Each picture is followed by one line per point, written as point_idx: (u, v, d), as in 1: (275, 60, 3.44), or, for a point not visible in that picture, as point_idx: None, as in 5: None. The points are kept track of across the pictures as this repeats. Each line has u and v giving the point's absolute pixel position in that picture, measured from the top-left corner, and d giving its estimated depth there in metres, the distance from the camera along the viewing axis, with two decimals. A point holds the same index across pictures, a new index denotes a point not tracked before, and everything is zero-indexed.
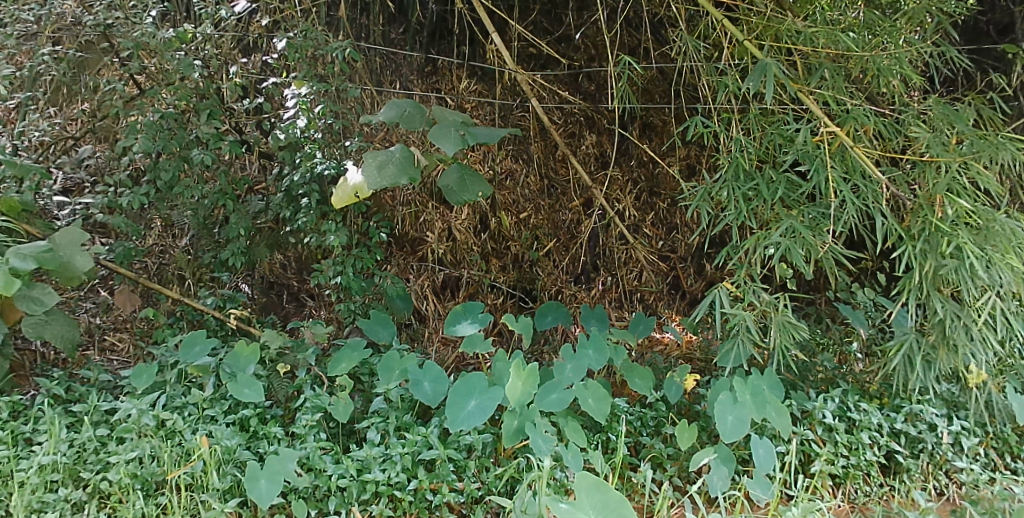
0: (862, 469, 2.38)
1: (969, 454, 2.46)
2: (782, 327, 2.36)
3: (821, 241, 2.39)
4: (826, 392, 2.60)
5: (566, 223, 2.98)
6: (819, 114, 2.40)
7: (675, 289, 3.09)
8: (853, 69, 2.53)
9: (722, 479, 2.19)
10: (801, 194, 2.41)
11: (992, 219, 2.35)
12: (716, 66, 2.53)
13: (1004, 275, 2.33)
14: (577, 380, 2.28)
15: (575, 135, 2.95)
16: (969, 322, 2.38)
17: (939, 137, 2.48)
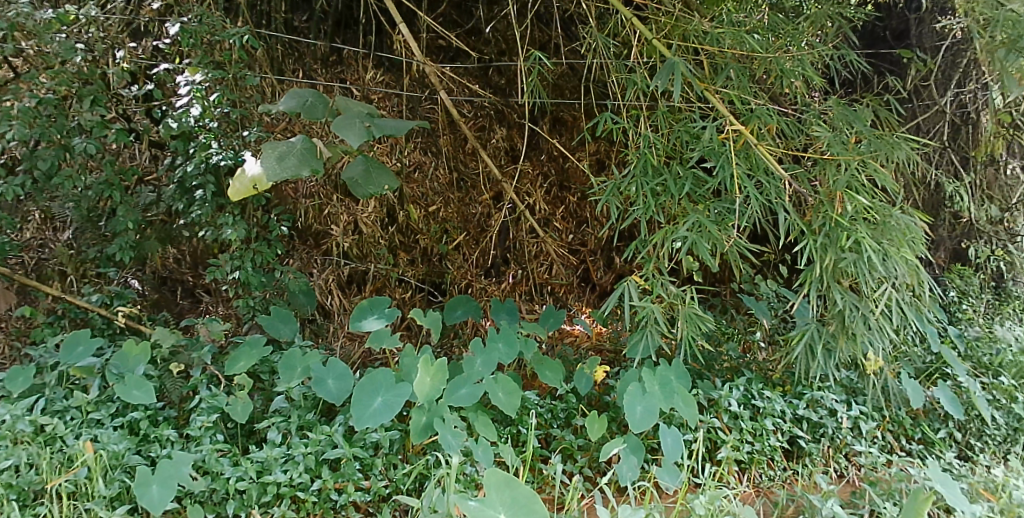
0: (765, 454, 2.46)
1: (867, 437, 2.56)
2: (689, 319, 2.39)
3: (726, 235, 2.43)
4: (731, 381, 2.66)
5: (476, 216, 2.98)
6: (724, 112, 2.45)
7: (585, 281, 3.15)
8: (756, 70, 2.58)
9: (631, 469, 2.23)
10: (706, 190, 2.47)
11: (888, 215, 2.44)
12: (625, 63, 2.56)
13: (898, 267, 2.43)
14: (488, 374, 2.27)
15: (485, 129, 2.94)
16: (867, 312, 2.46)
17: (839, 137, 2.56)
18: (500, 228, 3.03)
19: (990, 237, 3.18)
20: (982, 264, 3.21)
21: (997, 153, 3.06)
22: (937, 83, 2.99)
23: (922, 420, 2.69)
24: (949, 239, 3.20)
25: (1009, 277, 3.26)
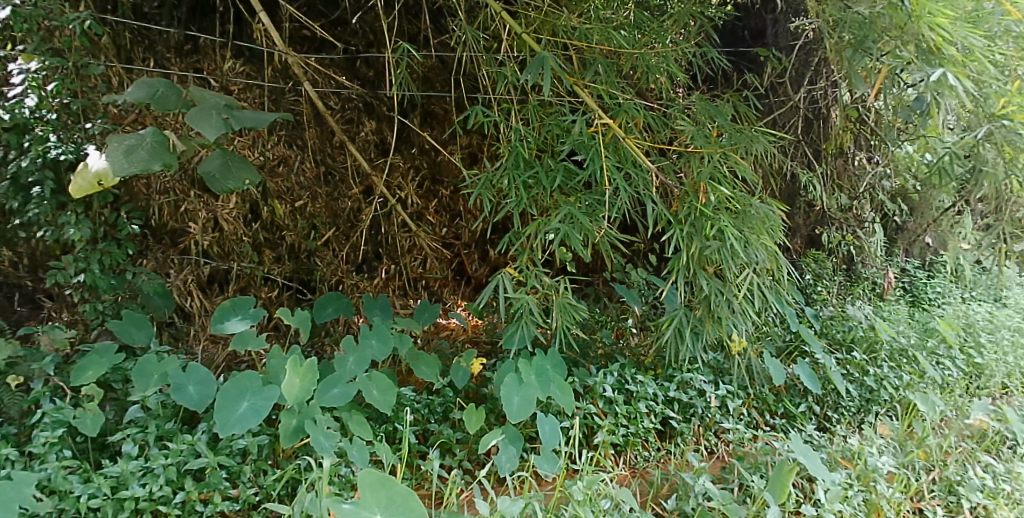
0: (640, 436, 2.54)
1: (734, 414, 2.70)
2: (563, 308, 2.46)
3: (597, 226, 2.50)
4: (605, 367, 2.73)
5: (346, 211, 2.90)
6: (593, 107, 2.49)
7: (460, 274, 3.20)
8: (623, 65, 2.65)
9: (510, 460, 2.26)
10: (577, 182, 2.50)
11: (748, 204, 2.57)
12: (495, 57, 2.57)
13: (758, 253, 2.56)
14: (361, 372, 2.28)
15: (353, 121, 2.88)
16: (731, 296, 2.58)
17: (701, 130, 2.66)
18: (371, 222, 2.96)
19: (840, 224, 3.47)
20: (834, 248, 3.50)
21: (845, 145, 3.31)
22: (792, 79, 3.15)
23: (784, 396, 2.87)
24: (804, 226, 3.48)
25: (858, 259, 3.59)
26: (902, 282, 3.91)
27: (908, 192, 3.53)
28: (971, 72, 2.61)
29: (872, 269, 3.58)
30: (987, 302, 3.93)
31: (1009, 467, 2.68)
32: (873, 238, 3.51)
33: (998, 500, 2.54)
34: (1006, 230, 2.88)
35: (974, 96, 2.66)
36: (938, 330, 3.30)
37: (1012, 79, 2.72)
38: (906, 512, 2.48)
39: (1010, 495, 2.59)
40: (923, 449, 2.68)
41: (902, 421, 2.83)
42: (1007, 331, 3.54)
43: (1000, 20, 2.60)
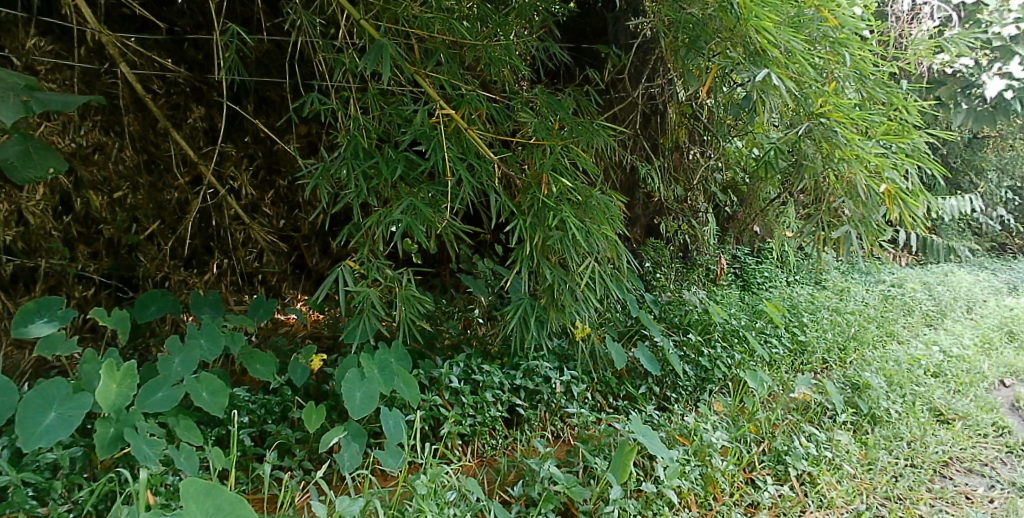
0: (487, 425, 2.61)
1: (578, 398, 2.80)
2: (407, 300, 2.51)
3: (440, 217, 2.51)
4: (452, 358, 2.77)
5: (172, 203, 2.79)
6: (435, 97, 2.49)
7: (300, 267, 3.14)
8: (466, 56, 2.64)
9: (352, 456, 2.33)
10: (419, 172, 2.50)
11: (589, 195, 2.62)
12: (332, 43, 2.53)
13: (599, 243, 2.62)
14: (189, 374, 2.21)
15: (179, 107, 2.72)
16: (574, 285, 2.63)
17: (543, 123, 2.71)
18: (201, 214, 2.86)
19: (677, 214, 3.67)
20: (671, 237, 3.74)
21: (680, 140, 3.44)
22: (630, 76, 3.27)
23: (626, 379, 3.00)
24: (644, 215, 3.66)
25: (693, 247, 3.86)
26: (732, 268, 4.22)
27: (737, 186, 3.74)
28: (793, 73, 2.77)
29: (706, 257, 3.87)
30: (806, 285, 4.34)
31: (830, 435, 2.98)
32: (705, 227, 3.75)
33: (821, 466, 2.81)
34: (824, 219, 3.10)
35: (796, 95, 2.86)
36: (766, 312, 3.58)
37: (829, 81, 2.91)
38: (739, 483, 2.68)
39: (831, 460, 2.87)
40: (754, 423, 2.91)
41: (733, 397, 3.03)
42: (823, 311, 3.92)
43: (819, 26, 2.81)
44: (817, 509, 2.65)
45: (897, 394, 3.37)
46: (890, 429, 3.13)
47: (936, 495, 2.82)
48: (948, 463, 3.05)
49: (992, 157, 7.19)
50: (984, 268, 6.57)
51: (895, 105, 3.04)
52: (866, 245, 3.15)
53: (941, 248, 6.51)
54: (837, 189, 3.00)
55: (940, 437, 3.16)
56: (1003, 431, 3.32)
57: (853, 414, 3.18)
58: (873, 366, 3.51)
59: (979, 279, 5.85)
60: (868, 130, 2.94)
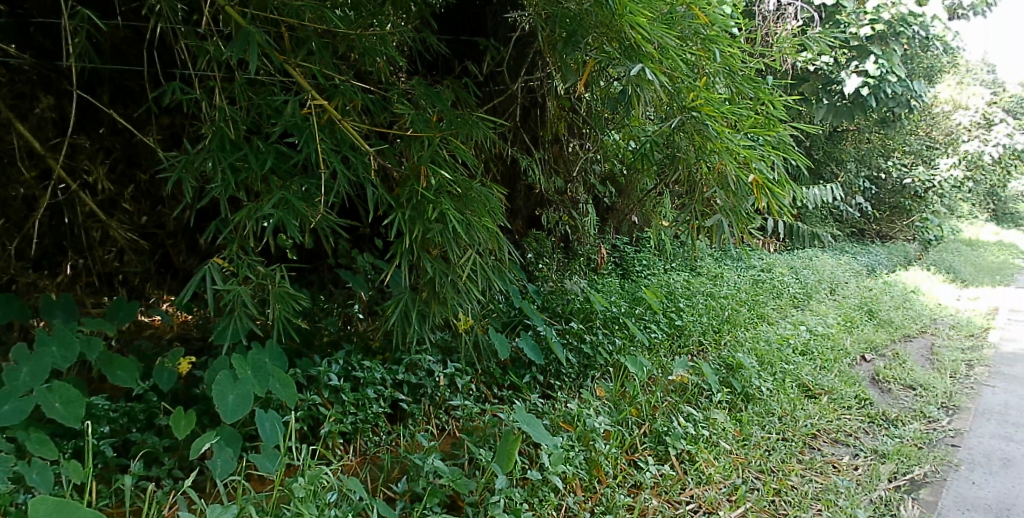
0: (369, 422, 2.60)
1: (463, 390, 2.82)
2: (281, 298, 2.43)
3: (314, 211, 2.45)
4: (331, 355, 2.71)
5: (17, 200, 2.59)
6: (306, 88, 2.41)
7: (165, 266, 2.99)
8: (339, 45, 2.57)
9: (226, 462, 2.25)
10: (291, 164, 2.45)
11: (469, 187, 2.62)
12: (195, 29, 2.39)
13: (480, 235, 2.62)
14: (39, 384, 2.06)
15: (25, 96, 2.53)
16: (455, 278, 2.63)
17: (421, 115, 2.68)
18: (51, 211, 2.68)
19: (557, 205, 3.79)
20: (552, 228, 3.85)
21: (559, 133, 3.52)
22: (509, 69, 3.24)
23: (509, 370, 3.04)
24: (525, 207, 3.74)
25: (574, 237, 4.00)
26: (612, 257, 4.34)
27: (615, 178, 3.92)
28: (665, 68, 2.79)
29: (586, 247, 4.03)
30: (683, 271, 4.59)
31: (707, 414, 3.12)
32: (584, 218, 3.93)
33: (700, 444, 2.94)
34: (697, 208, 3.23)
35: (669, 89, 2.90)
36: (644, 299, 3.74)
37: (699, 77, 2.96)
38: (623, 465, 2.76)
39: (709, 438, 3.01)
40: (635, 406, 3.02)
41: (615, 382, 3.14)
42: (698, 296, 4.12)
43: (691, 23, 2.83)
44: (696, 485, 2.77)
45: (768, 372, 3.59)
46: (762, 405, 3.33)
47: (806, 465, 3.01)
48: (816, 436, 3.28)
49: (851, 150, 8.02)
50: (842, 252, 7.33)
51: (761, 100, 3.18)
52: (737, 232, 3.32)
53: (805, 234, 7.17)
54: (709, 179, 3.13)
55: (807, 412, 3.39)
56: (864, 402, 3.65)
57: (728, 393, 3.35)
58: (746, 346, 3.72)
59: (840, 262, 6.35)
60: (737, 123, 3.06)
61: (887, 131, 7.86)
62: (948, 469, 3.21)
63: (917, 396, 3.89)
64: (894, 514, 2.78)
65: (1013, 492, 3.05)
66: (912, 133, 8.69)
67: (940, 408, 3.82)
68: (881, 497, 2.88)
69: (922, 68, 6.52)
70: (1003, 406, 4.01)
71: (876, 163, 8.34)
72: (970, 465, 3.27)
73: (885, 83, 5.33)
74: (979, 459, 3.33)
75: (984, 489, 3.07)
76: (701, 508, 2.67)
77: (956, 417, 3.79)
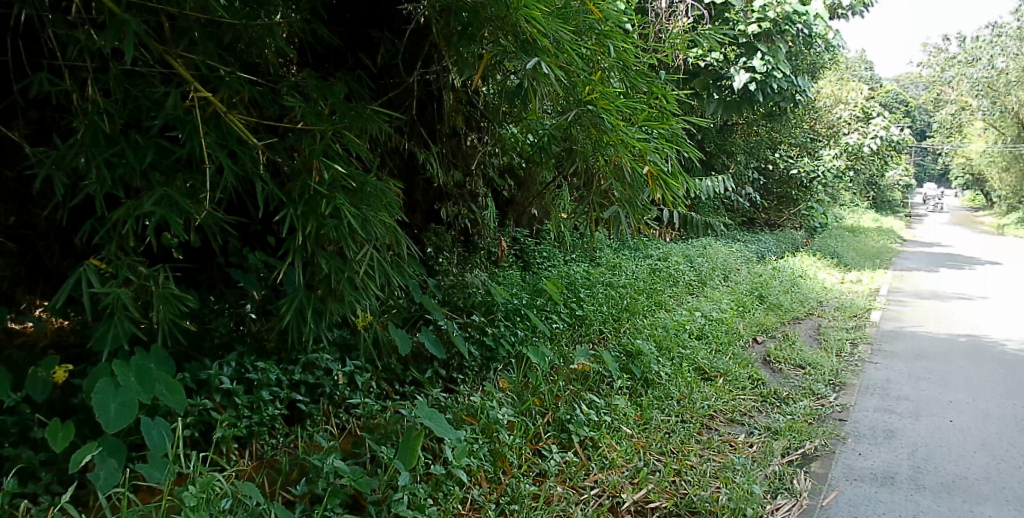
0: (265, 425, 2.54)
1: (362, 389, 2.82)
2: (166, 300, 2.30)
3: (199, 208, 2.34)
4: (222, 357, 2.61)
5: None
6: (188, 79, 2.28)
7: (35, 271, 2.70)
8: (224, 35, 2.45)
9: (110, 474, 2.13)
10: (173, 159, 2.33)
11: (364, 182, 2.57)
12: (63, 16, 2.22)
13: (377, 230, 2.57)
14: None
15: None
16: (352, 274, 2.57)
17: (312, 108, 2.61)
18: None
19: (457, 199, 3.73)
20: (453, 222, 3.78)
21: (457, 126, 3.50)
22: (404, 61, 3.20)
23: (410, 366, 3.03)
24: (423, 201, 3.64)
25: (474, 231, 3.94)
26: (513, 250, 4.40)
27: (515, 170, 3.98)
28: (561, 63, 2.82)
29: (487, 240, 4.05)
30: (582, 262, 4.77)
31: (608, 401, 3.21)
32: (484, 211, 3.92)
33: (602, 430, 3.01)
34: (595, 201, 3.36)
35: (565, 84, 2.91)
36: (545, 290, 3.83)
37: (595, 71, 2.98)
38: (527, 455, 2.79)
39: (611, 424, 3.09)
40: (537, 396, 3.08)
41: (517, 374, 3.20)
42: (598, 286, 4.24)
43: (585, 18, 2.82)
44: (599, 470, 2.83)
45: (666, 358, 3.73)
46: (660, 390, 3.45)
47: (704, 445, 3.13)
48: (713, 416, 3.42)
49: (741, 142, 8.38)
50: (733, 240, 7.74)
51: (654, 94, 3.26)
52: (633, 222, 3.42)
53: (699, 224, 7.41)
54: (606, 171, 3.19)
55: (704, 394, 3.54)
56: (757, 382, 3.85)
57: (628, 379, 3.46)
58: (644, 333, 3.87)
59: (732, 250, 6.67)
60: (631, 117, 3.11)
61: (775, 125, 8.30)
62: (836, 442, 3.41)
63: (806, 374, 4.13)
64: (788, 487, 2.93)
65: (895, 459, 3.26)
66: (798, 126, 9.20)
67: (827, 385, 4.06)
68: (775, 472, 3.02)
69: (805, 64, 6.89)
70: (885, 381, 4.30)
71: (767, 155, 8.81)
72: (856, 438, 3.48)
73: (772, 79, 5.59)
74: (864, 431, 3.55)
75: (869, 458, 3.27)
76: (604, 492, 2.72)
77: (843, 393, 4.04)
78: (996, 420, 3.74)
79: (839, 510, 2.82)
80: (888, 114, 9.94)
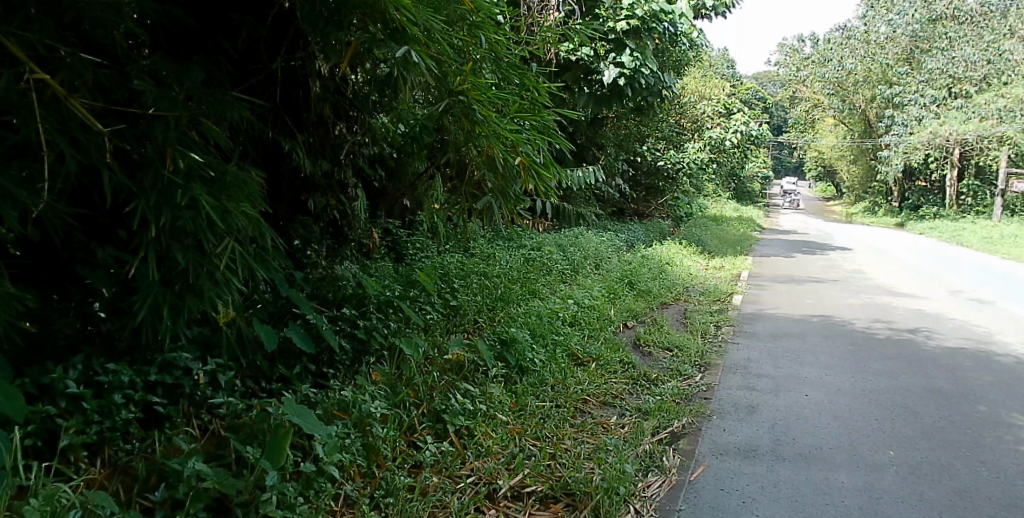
0: (119, 429, 2.37)
1: (226, 388, 2.70)
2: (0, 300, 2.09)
3: (36, 199, 2.14)
4: (67, 361, 2.41)
5: None
6: (24, 59, 2.05)
7: None
8: (65, 12, 2.19)
9: None
10: (8, 146, 2.07)
11: (223, 172, 2.45)
12: None
13: (239, 222, 2.45)
14: None
15: None
16: (211, 268, 2.45)
17: (165, 92, 2.43)
18: None
19: (324, 189, 3.60)
20: (320, 214, 3.65)
21: (324, 115, 3.43)
22: (267, 47, 3.10)
23: (277, 362, 2.94)
24: (289, 191, 3.43)
25: (345, 223, 3.84)
26: (385, 241, 4.37)
27: (385, 158, 3.83)
28: (432, 53, 2.78)
29: (358, 232, 3.92)
30: (456, 253, 4.83)
31: (484, 390, 3.26)
32: (354, 202, 3.81)
33: (478, 419, 3.06)
34: (468, 190, 3.36)
35: (436, 73, 2.87)
36: (418, 281, 3.83)
37: (466, 61, 2.95)
38: (402, 447, 2.78)
39: (487, 412, 3.13)
40: (411, 388, 3.07)
41: (390, 365, 3.18)
42: (472, 277, 4.30)
43: (456, 8, 2.78)
44: (475, 458, 2.87)
45: (540, 345, 3.84)
46: (534, 376, 3.55)
47: (578, 429, 3.24)
48: (586, 400, 3.54)
49: (611, 135, 8.67)
50: (603, 229, 8.07)
51: (526, 86, 3.25)
52: (506, 213, 3.47)
53: (570, 215, 7.65)
54: (478, 161, 3.20)
55: (577, 379, 3.67)
56: (627, 366, 4.03)
57: (504, 367, 3.53)
58: (518, 321, 3.95)
59: (603, 239, 6.93)
60: (502, 108, 3.13)
61: (645, 118, 8.67)
62: (702, 420, 3.62)
63: (674, 356, 4.36)
64: (658, 465, 3.08)
65: (756, 434, 3.50)
66: (664, 120, 9.66)
67: (693, 366, 4.30)
68: (646, 451, 3.17)
69: (671, 61, 7.23)
70: (747, 361, 4.61)
71: (634, 147, 9.23)
72: (721, 415, 3.71)
73: (639, 75, 5.84)
74: (728, 409, 3.80)
75: (733, 434, 3.49)
76: (480, 480, 2.76)
77: (709, 373, 4.29)
78: (844, 393, 4.09)
79: (705, 483, 3.00)
80: (748, 110, 10.62)
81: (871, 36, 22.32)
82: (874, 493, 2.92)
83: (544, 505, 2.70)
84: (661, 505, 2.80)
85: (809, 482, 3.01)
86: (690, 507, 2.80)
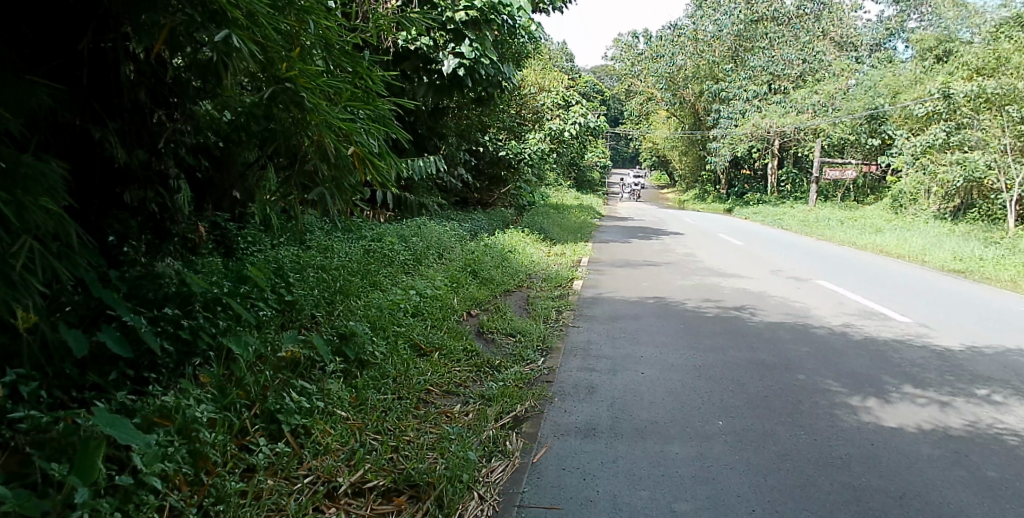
0: None
1: (29, 400, 2.41)
2: None
3: None
4: None
5: None
6: None
7: None
8: None
9: None
10: None
11: (17, 160, 2.21)
12: None
13: (38, 219, 2.21)
14: None
15: None
16: (6, 269, 2.19)
17: None
18: None
19: (143, 182, 3.33)
20: (138, 207, 3.36)
21: (139, 99, 3.07)
22: (65, 27, 2.80)
23: (89, 369, 2.69)
24: (101, 184, 3.13)
25: (169, 218, 3.60)
26: (213, 235, 4.19)
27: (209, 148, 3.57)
28: (257, 38, 2.67)
29: (181, 227, 3.71)
30: (291, 247, 4.69)
31: (322, 386, 3.21)
32: (177, 196, 3.54)
33: (315, 417, 3.01)
34: (301, 182, 3.26)
35: (261, 59, 2.77)
36: (250, 277, 3.69)
37: (295, 47, 2.85)
38: (233, 451, 2.67)
39: (324, 409, 3.08)
40: (242, 389, 2.96)
41: (218, 366, 3.04)
42: (308, 271, 4.22)
43: None
44: (313, 457, 2.82)
45: (380, 337, 3.83)
46: (375, 370, 3.53)
47: (421, 419, 3.26)
48: (429, 390, 3.58)
49: (453, 125, 8.74)
50: (446, 219, 8.17)
51: (360, 74, 3.15)
52: (342, 204, 3.40)
53: (412, 205, 7.67)
54: (310, 151, 3.09)
55: (419, 369, 3.69)
56: (470, 353, 4.12)
57: (342, 362, 3.50)
58: (358, 315, 3.92)
59: (447, 229, 7.00)
60: (335, 97, 3.00)
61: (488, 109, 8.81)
62: (544, 403, 3.77)
63: (517, 341, 4.53)
64: (501, 450, 3.18)
65: (595, 412, 3.70)
66: (506, 112, 9.88)
67: (535, 350, 4.48)
68: (489, 437, 3.25)
69: (511, 52, 7.39)
70: (587, 342, 4.85)
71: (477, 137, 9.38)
72: (562, 396, 3.88)
73: (479, 66, 5.93)
74: (569, 390, 3.97)
75: (574, 414, 3.66)
76: (319, 479, 2.71)
77: (549, 356, 4.47)
78: (675, 369, 4.41)
79: (547, 464, 3.13)
80: (586, 102, 11.08)
81: (699, 35, 23.98)
82: (704, 461, 3.19)
83: (386, 498, 2.70)
84: (503, 489, 2.90)
85: (645, 456, 3.22)
86: (532, 488, 2.91)
